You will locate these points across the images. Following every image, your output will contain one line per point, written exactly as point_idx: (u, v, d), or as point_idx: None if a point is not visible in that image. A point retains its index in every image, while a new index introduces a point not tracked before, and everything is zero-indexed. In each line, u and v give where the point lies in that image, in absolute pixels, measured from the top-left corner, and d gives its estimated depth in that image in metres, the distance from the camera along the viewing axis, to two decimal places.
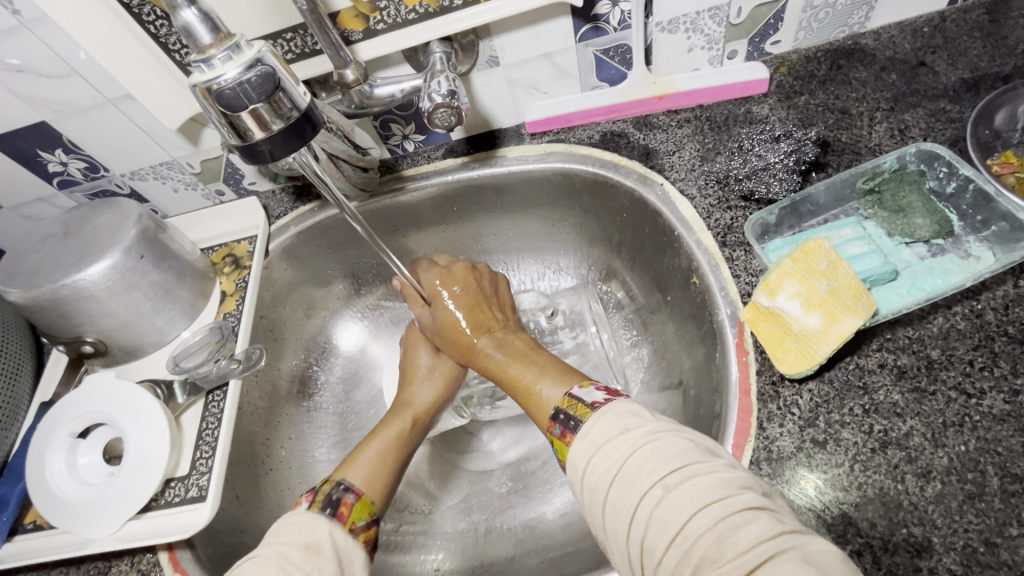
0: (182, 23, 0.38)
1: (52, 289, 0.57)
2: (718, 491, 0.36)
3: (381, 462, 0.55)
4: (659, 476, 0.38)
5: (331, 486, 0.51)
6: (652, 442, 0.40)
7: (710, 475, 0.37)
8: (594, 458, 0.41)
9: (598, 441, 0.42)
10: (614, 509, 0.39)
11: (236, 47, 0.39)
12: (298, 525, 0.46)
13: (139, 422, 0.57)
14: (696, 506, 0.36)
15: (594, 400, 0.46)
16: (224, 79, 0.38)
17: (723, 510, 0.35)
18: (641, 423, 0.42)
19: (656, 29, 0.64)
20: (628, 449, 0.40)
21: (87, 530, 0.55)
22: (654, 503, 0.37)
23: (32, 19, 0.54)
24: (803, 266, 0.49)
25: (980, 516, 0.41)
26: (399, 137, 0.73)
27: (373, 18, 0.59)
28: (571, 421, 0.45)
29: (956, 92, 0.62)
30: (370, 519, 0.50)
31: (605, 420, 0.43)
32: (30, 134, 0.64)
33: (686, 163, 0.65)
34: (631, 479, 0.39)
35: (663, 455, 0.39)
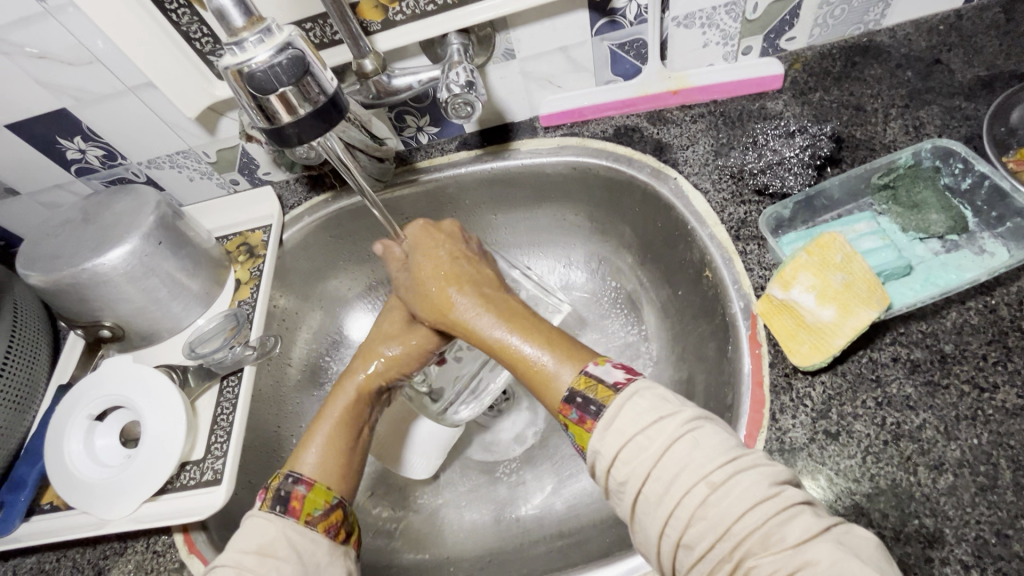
0: (217, 7, 0.38)
1: (72, 273, 0.58)
2: (764, 489, 0.35)
3: (334, 444, 0.53)
4: (704, 473, 0.36)
5: (279, 480, 0.49)
6: (691, 434, 0.38)
7: (756, 471, 0.36)
8: (626, 448, 0.39)
9: (629, 430, 0.39)
10: (648, 501, 0.38)
11: (268, 30, 0.39)
12: (251, 530, 0.45)
13: (155, 405, 0.58)
14: (746, 504, 0.35)
15: (615, 381, 0.43)
16: (255, 62, 0.39)
17: (770, 507, 0.35)
18: (675, 410, 0.40)
19: (671, 24, 0.64)
20: (665, 441, 0.38)
21: (103, 510, 0.55)
22: (699, 501, 0.36)
23: (56, 6, 0.55)
24: (818, 259, 0.50)
25: (992, 508, 0.41)
26: (413, 129, 0.73)
27: (392, 9, 0.59)
28: (592, 405, 0.42)
29: (971, 90, 0.62)
30: (328, 504, 0.48)
31: (634, 406, 0.40)
32: (51, 121, 0.65)
33: (699, 158, 0.65)
34: (669, 472, 0.37)
35: (703, 449, 0.37)
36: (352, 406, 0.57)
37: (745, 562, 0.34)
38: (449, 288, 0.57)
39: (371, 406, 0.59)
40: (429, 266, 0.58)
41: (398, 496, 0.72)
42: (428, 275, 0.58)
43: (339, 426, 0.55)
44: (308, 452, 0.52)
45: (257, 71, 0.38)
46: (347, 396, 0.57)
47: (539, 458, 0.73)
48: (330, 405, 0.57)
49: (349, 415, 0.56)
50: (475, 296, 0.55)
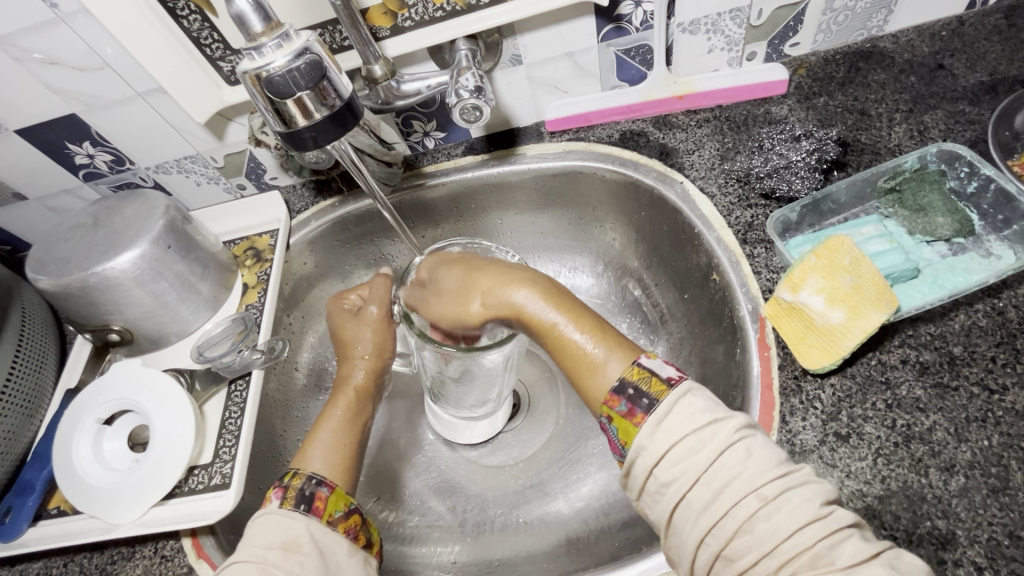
0: (236, 12, 0.38)
1: (81, 277, 0.58)
2: (815, 508, 0.35)
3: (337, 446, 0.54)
4: (757, 485, 0.36)
5: (302, 480, 0.48)
6: (744, 443, 0.37)
7: (807, 487, 0.36)
8: (676, 451, 0.37)
9: (680, 431, 0.38)
10: (689, 508, 0.37)
11: (286, 35, 0.40)
12: (272, 527, 0.45)
13: (164, 410, 0.58)
14: (796, 522, 0.34)
15: (668, 376, 0.40)
16: (274, 66, 0.39)
17: (823, 528, 0.34)
18: (727, 415, 0.38)
19: (677, 29, 0.65)
20: (716, 449, 0.37)
21: (112, 514, 0.55)
22: (749, 514, 0.35)
23: (69, 12, 0.55)
24: (826, 263, 0.50)
25: (1004, 510, 0.41)
26: (420, 134, 0.74)
27: (401, 15, 0.60)
28: (644, 399, 0.40)
29: (975, 95, 0.63)
30: (348, 508, 0.48)
31: (687, 406, 0.38)
32: (61, 126, 0.65)
33: (705, 162, 0.66)
34: (715, 483, 0.36)
35: (756, 463, 0.37)
36: (352, 406, 0.58)
37: None
38: (488, 273, 0.49)
39: (372, 402, 0.61)
40: (462, 271, 0.51)
41: (404, 501, 0.72)
42: (460, 283, 0.50)
43: (344, 424, 0.56)
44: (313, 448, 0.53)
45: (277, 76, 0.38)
46: (346, 397, 0.59)
47: (545, 463, 0.73)
48: (333, 406, 0.58)
49: (351, 414, 0.57)
50: (507, 267, 0.50)
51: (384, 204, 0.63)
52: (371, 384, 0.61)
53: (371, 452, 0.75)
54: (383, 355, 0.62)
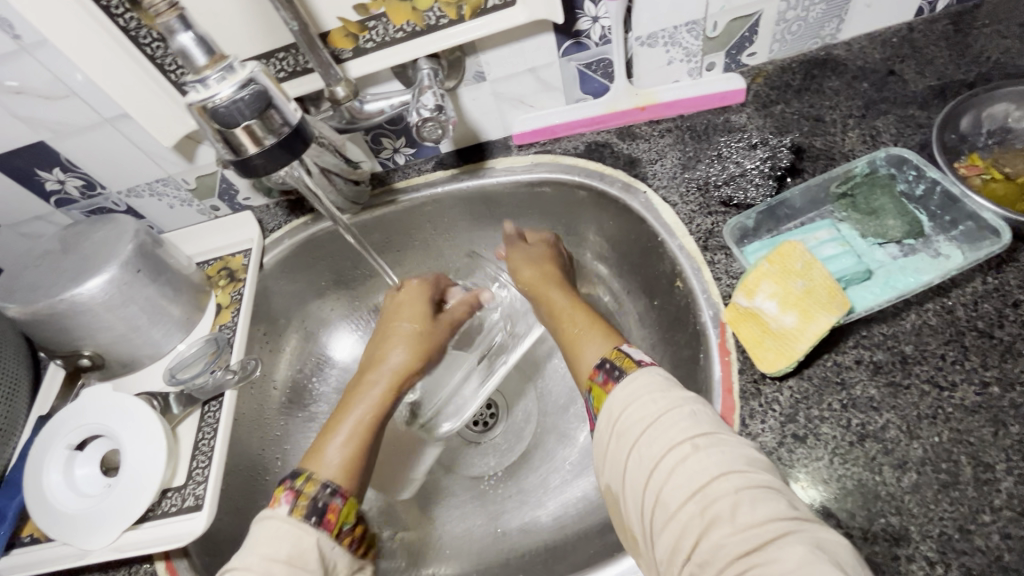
0: (179, 47, 0.40)
1: (50, 304, 0.59)
2: (741, 464, 0.38)
3: (358, 428, 0.56)
4: (692, 438, 0.40)
5: (315, 488, 0.49)
6: (690, 407, 0.42)
7: (740, 450, 0.39)
8: (629, 408, 0.44)
9: (637, 392, 0.45)
10: (637, 457, 0.42)
11: (230, 67, 0.40)
12: (279, 535, 0.45)
13: (135, 433, 0.58)
14: (720, 471, 0.38)
15: (640, 358, 0.48)
16: (219, 98, 0.40)
17: (744, 482, 0.37)
18: (680, 388, 0.44)
19: (635, 43, 0.67)
20: (662, 408, 0.43)
21: (86, 540, 0.55)
22: (679, 460, 0.39)
23: (32, 43, 0.56)
24: (779, 268, 0.51)
25: (954, 504, 0.42)
26: (390, 151, 0.75)
27: (363, 37, 0.61)
28: (615, 371, 0.48)
29: (924, 99, 0.64)
30: (357, 520, 0.50)
31: (649, 376, 0.45)
32: (31, 154, 0.66)
33: (667, 171, 0.67)
34: (654, 433, 0.41)
35: (697, 421, 0.41)
36: (381, 402, 0.59)
37: (709, 524, 0.36)
38: (533, 269, 0.69)
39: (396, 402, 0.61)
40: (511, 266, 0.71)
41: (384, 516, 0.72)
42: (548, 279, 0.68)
43: (366, 421, 0.57)
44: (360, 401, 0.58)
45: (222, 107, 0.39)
46: (377, 389, 0.59)
47: (524, 472, 0.74)
48: (357, 397, 0.59)
49: (375, 411, 0.58)
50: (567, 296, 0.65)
51: (345, 226, 0.66)
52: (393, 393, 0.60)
53: None
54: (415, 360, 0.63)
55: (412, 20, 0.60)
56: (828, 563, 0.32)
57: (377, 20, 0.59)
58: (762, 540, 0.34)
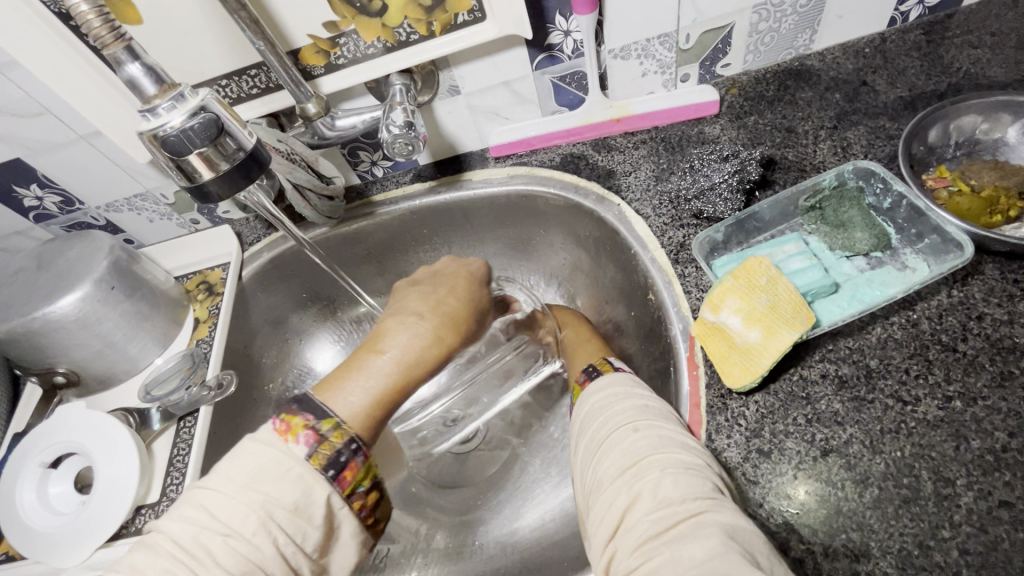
0: (127, 77, 0.40)
1: (24, 322, 0.59)
2: (675, 448, 0.43)
3: (389, 377, 0.51)
4: (636, 424, 0.45)
5: (342, 441, 0.46)
6: (643, 403, 0.48)
7: (679, 440, 0.44)
8: (593, 401, 0.51)
9: (603, 387, 0.52)
10: (589, 441, 0.47)
11: (181, 96, 0.41)
12: (288, 480, 0.42)
13: (110, 450, 0.58)
14: (653, 450, 0.42)
15: (618, 364, 0.56)
16: (169, 126, 0.40)
17: (672, 461, 0.42)
18: (642, 390, 0.50)
19: (609, 56, 0.67)
20: (619, 401, 0.49)
21: (59, 558, 0.55)
22: (619, 440, 0.44)
23: (3, 63, 0.56)
24: (744, 283, 0.51)
25: (914, 519, 0.43)
26: (368, 163, 0.75)
27: (334, 53, 0.61)
28: (593, 370, 0.56)
29: (895, 110, 0.65)
30: (371, 484, 0.47)
31: (616, 378, 0.52)
32: (7, 171, 0.66)
33: (641, 184, 0.68)
34: (605, 421, 0.47)
35: (646, 414, 0.47)
36: (424, 352, 0.54)
37: (632, 491, 0.41)
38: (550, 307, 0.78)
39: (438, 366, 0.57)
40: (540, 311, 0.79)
41: None
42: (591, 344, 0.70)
43: (398, 367, 0.52)
44: (397, 332, 0.54)
45: (169, 136, 0.39)
46: (428, 342, 0.54)
47: (502, 483, 0.74)
48: (397, 340, 0.54)
49: (411, 359, 0.53)
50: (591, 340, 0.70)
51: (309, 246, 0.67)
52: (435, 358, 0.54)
53: None
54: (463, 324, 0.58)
55: (382, 36, 0.60)
56: (724, 535, 0.36)
57: (347, 37, 0.60)
58: (675, 510, 0.38)
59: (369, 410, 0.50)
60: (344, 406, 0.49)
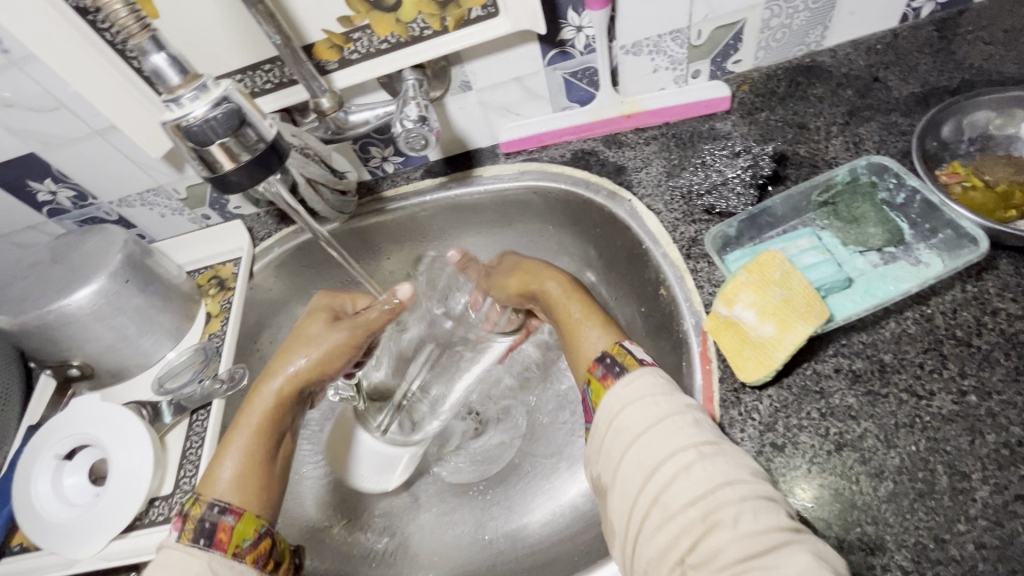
0: (153, 67, 0.40)
1: (39, 314, 0.59)
2: (744, 472, 0.40)
3: (252, 445, 0.54)
4: (695, 443, 0.41)
5: (203, 509, 0.49)
6: (693, 414, 0.43)
7: (739, 459, 0.41)
8: (631, 407, 0.44)
9: (639, 393, 0.45)
10: (637, 458, 0.42)
11: (204, 86, 0.41)
12: (167, 566, 0.45)
13: (123, 443, 0.59)
14: (726, 478, 0.39)
15: (642, 357, 0.49)
16: (193, 116, 0.40)
17: (746, 488, 0.39)
18: (682, 394, 0.45)
19: (620, 52, 0.67)
20: (666, 411, 0.43)
21: (72, 550, 0.56)
22: (684, 464, 0.40)
23: (20, 57, 0.57)
24: (758, 277, 0.51)
25: (930, 513, 0.43)
26: (378, 159, 0.76)
27: (347, 49, 0.61)
28: (616, 367, 0.48)
29: (908, 106, 0.65)
30: (257, 534, 0.49)
31: (650, 378, 0.46)
32: (22, 165, 0.67)
33: (652, 179, 0.68)
34: (657, 439, 0.42)
35: (701, 428, 0.43)
36: (270, 414, 0.56)
37: (710, 525, 0.38)
38: (516, 276, 0.67)
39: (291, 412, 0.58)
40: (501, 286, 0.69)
41: (370, 522, 0.73)
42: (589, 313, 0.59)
43: (254, 438, 0.54)
44: (278, 372, 0.57)
45: (193, 125, 0.39)
46: (263, 403, 0.56)
47: (511, 479, 0.74)
48: (248, 411, 0.56)
49: (264, 426, 0.55)
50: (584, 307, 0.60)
51: (326, 240, 0.66)
52: (280, 405, 0.57)
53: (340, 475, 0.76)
54: (321, 363, 0.59)
55: (396, 31, 0.60)
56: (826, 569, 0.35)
57: (361, 32, 0.60)
58: (763, 544, 0.36)
59: (240, 484, 0.52)
60: (216, 486, 0.51)
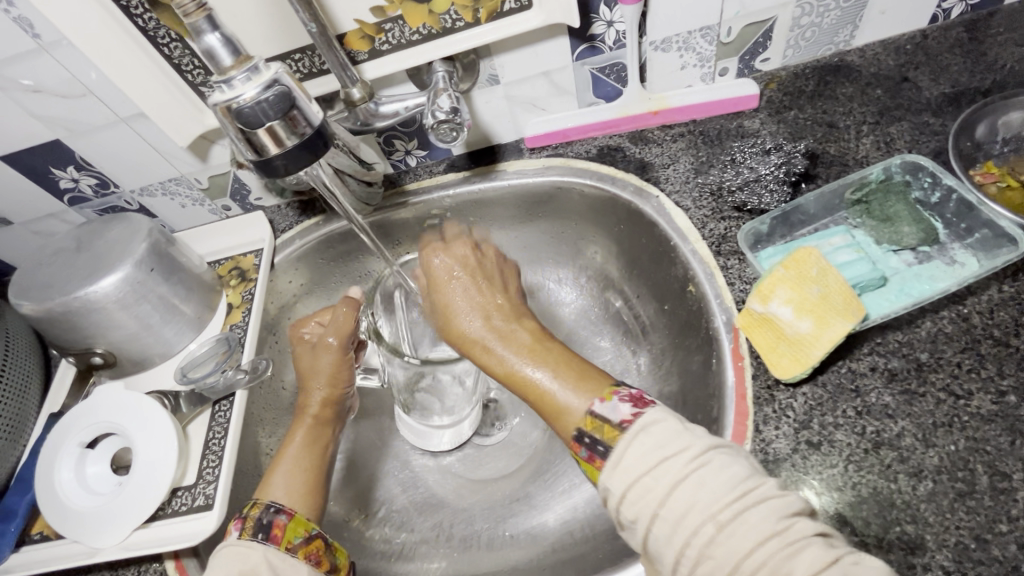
0: (207, 47, 0.40)
1: (64, 301, 0.59)
2: (772, 524, 0.35)
3: (300, 459, 0.56)
4: (711, 512, 0.36)
5: (260, 509, 0.50)
6: (698, 472, 0.37)
7: (763, 505, 0.36)
8: (633, 489, 0.38)
9: (634, 470, 0.39)
10: (658, 538, 0.37)
11: (255, 68, 0.41)
12: (231, 557, 0.46)
13: (147, 433, 0.58)
14: (752, 541, 0.35)
15: (621, 420, 0.41)
16: (244, 99, 0.40)
17: (779, 541, 0.35)
18: (684, 443, 0.39)
19: (649, 47, 0.67)
20: (670, 480, 0.37)
21: (94, 539, 0.55)
22: (706, 540, 0.35)
23: (51, 42, 0.56)
24: (794, 274, 0.51)
25: (970, 513, 0.42)
26: (402, 152, 0.75)
27: (379, 39, 0.61)
28: (598, 447, 0.41)
29: (939, 106, 0.65)
30: (309, 534, 0.49)
31: (642, 444, 0.39)
32: (45, 152, 0.67)
33: (680, 176, 0.67)
34: (671, 517, 0.37)
35: (712, 488, 0.36)
36: (312, 431, 0.60)
37: None
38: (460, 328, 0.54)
39: (331, 427, 0.62)
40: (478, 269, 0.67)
41: (389, 517, 0.73)
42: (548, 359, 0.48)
43: (303, 449, 0.57)
44: (309, 393, 0.62)
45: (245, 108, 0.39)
46: (304, 424, 0.60)
47: (531, 475, 0.74)
48: (293, 434, 0.59)
49: (311, 439, 0.59)
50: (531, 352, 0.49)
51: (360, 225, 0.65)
52: (317, 422, 0.61)
53: (358, 469, 0.76)
54: (341, 365, 0.63)
55: (428, 22, 0.60)
56: None
57: (393, 22, 0.60)
58: None
59: (295, 496, 0.53)
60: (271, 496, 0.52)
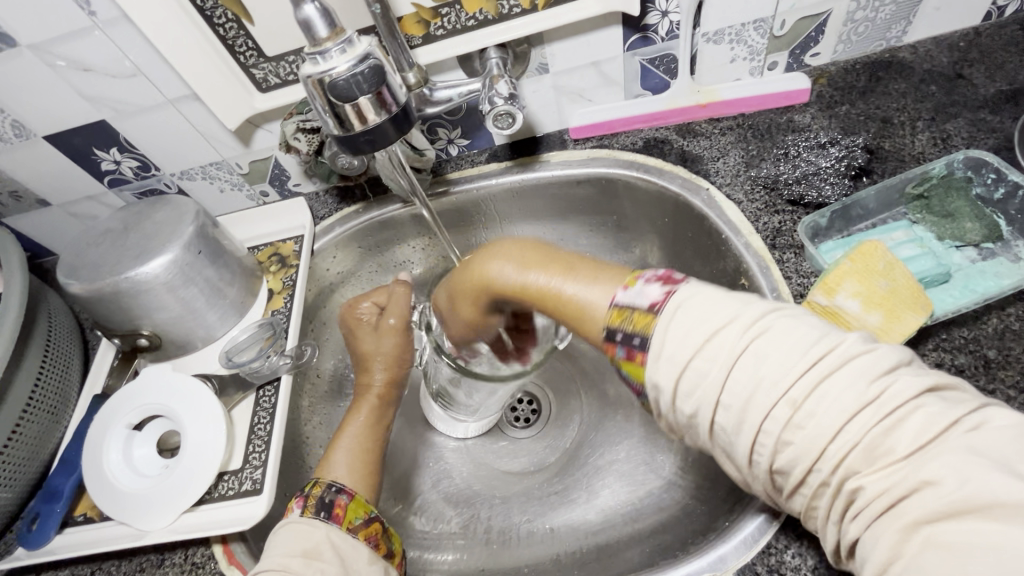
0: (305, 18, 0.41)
1: (113, 282, 0.58)
2: (857, 394, 0.32)
3: (361, 441, 0.58)
4: (782, 392, 0.33)
5: (321, 489, 0.50)
6: (756, 344, 0.35)
7: (845, 371, 0.33)
8: (686, 376, 0.36)
9: (682, 357, 0.36)
10: (725, 431, 0.36)
11: (349, 41, 0.42)
12: (293, 534, 0.46)
13: (195, 415, 0.58)
14: (837, 420, 0.32)
15: (651, 303, 0.39)
16: (339, 72, 0.42)
17: (870, 414, 0.32)
18: (733, 315, 0.36)
19: (701, 39, 0.66)
20: (727, 360, 0.35)
21: (142, 521, 0.55)
22: (783, 422, 0.33)
23: (107, 19, 0.56)
24: (861, 266, 0.50)
25: None
26: (444, 141, 0.75)
27: (434, 24, 0.61)
28: (635, 339, 0.38)
29: (995, 103, 0.64)
30: (367, 516, 0.50)
31: (680, 327, 0.37)
32: (91, 133, 0.66)
33: (731, 169, 0.67)
34: (739, 403, 0.34)
35: (777, 364, 0.34)
36: (374, 411, 0.61)
37: (844, 479, 0.32)
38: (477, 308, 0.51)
39: (390, 406, 0.63)
40: None
41: (428, 507, 0.72)
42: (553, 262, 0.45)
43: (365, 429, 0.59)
44: (374, 369, 0.63)
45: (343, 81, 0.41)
46: (369, 403, 0.62)
47: (570, 468, 0.73)
48: (356, 410, 0.61)
49: (373, 420, 0.61)
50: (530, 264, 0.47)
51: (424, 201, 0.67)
52: (379, 403, 0.62)
53: (395, 459, 0.76)
54: (401, 350, 0.64)
55: (484, 8, 0.60)
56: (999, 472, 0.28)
57: (450, 7, 0.60)
58: (911, 475, 0.30)
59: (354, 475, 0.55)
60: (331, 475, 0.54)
